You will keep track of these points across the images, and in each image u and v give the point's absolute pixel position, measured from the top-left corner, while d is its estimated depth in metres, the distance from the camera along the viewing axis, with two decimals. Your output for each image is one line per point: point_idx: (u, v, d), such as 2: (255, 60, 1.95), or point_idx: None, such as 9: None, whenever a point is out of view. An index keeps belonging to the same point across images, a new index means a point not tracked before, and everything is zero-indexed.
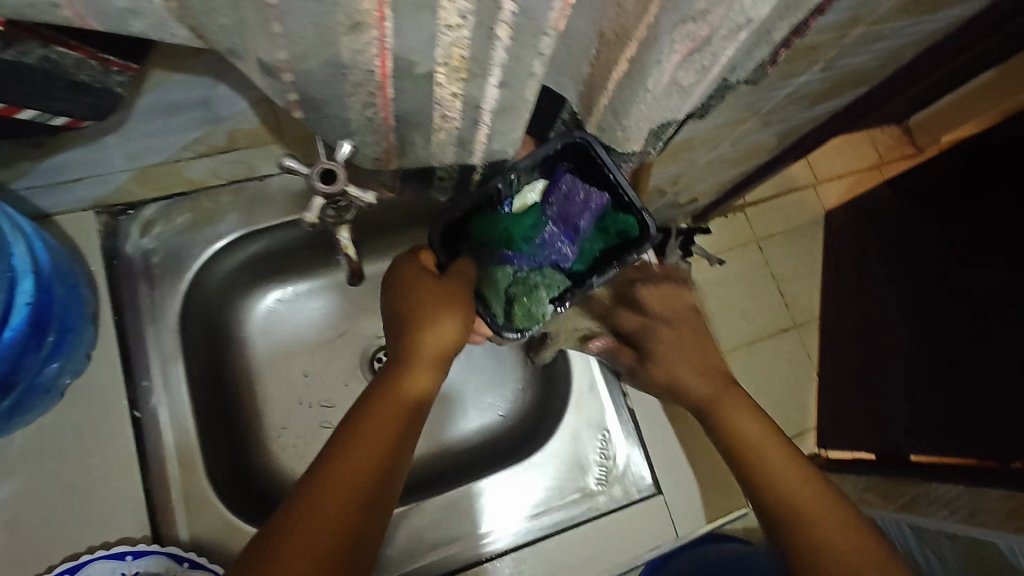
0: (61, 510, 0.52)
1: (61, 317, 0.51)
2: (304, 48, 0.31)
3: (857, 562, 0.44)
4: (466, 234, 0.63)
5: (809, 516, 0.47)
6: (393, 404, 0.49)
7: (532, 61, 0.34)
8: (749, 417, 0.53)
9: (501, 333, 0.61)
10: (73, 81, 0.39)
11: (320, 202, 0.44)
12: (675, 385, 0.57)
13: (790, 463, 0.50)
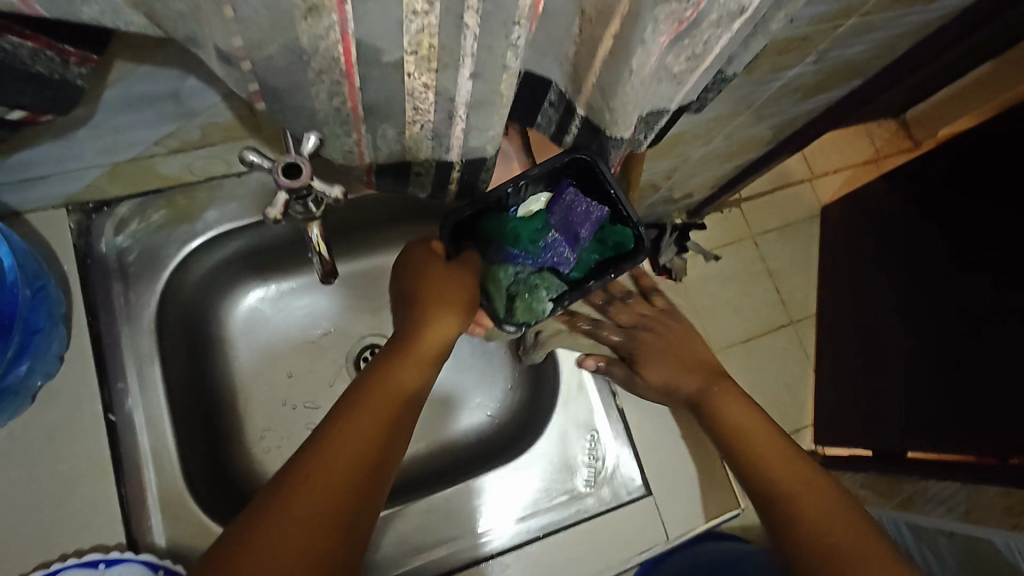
0: (29, 518, 0.50)
1: (27, 317, 0.49)
2: (261, 34, 0.29)
3: (839, 535, 0.47)
4: (474, 230, 0.65)
5: (795, 493, 0.52)
6: (385, 399, 0.49)
7: (505, 53, 0.33)
8: (738, 411, 0.60)
9: (501, 325, 0.66)
10: (29, 72, 0.37)
11: (281, 197, 0.42)
12: (669, 386, 0.66)
13: (774, 447, 0.56)
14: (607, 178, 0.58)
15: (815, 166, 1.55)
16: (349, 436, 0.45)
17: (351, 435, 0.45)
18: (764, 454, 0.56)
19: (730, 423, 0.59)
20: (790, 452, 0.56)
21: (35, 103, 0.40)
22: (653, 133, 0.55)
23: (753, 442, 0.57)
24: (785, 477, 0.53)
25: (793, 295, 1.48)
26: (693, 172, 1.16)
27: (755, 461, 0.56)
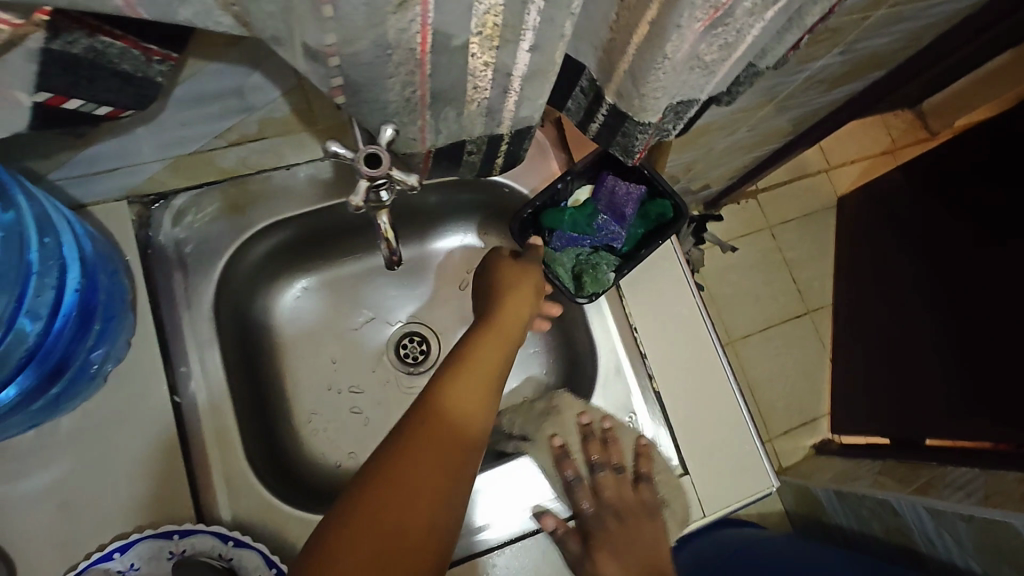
0: (105, 494, 0.53)
1: (105, 305, 0.54)
2: (353, 31, 0.31)
3: None
4: (537, 225, 0.68)
5: None
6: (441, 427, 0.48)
7: (564, 23, 0.35)
8: None
9: (574, 300, 0.65)
10: (117, 71, 0.40)
11: (364, 184, 0.46)
12: None
13: None
14: (627, 163, 0.62)
15: (833, 157, 1.56)
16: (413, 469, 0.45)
17: (416, 467, 0.45)
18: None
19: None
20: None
21: (121, 99, 0.42)
22: (680, 123, 0.58)
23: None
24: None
25: (810, 284, 1.49)
26: (713, 164, 1.18)
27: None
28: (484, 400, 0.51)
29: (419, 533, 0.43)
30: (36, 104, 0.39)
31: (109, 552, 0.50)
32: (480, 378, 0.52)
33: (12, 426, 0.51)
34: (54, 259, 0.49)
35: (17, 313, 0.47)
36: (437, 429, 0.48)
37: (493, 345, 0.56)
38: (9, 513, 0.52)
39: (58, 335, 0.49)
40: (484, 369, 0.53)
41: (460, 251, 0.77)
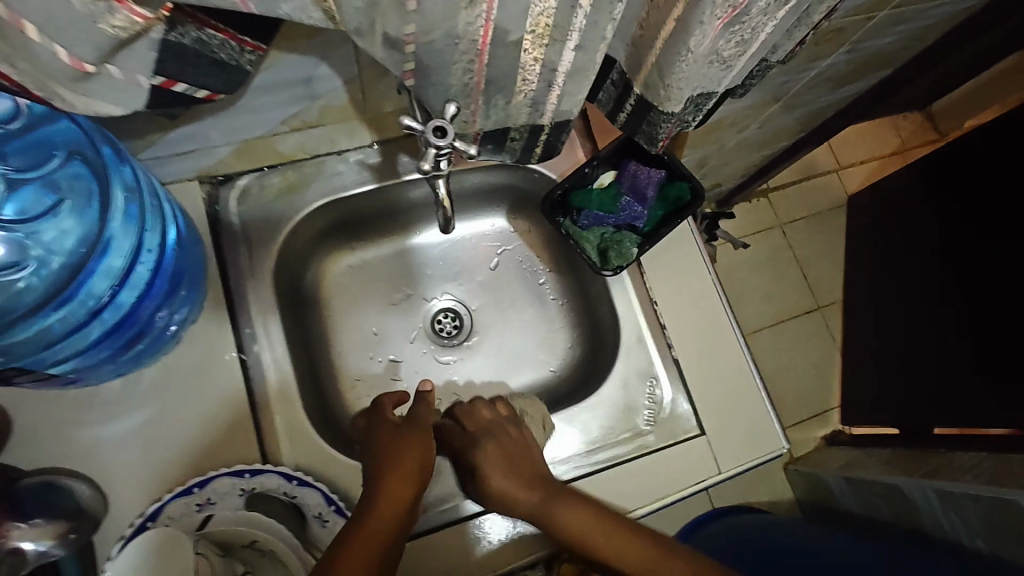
0: (183, 440, 0.60)
1: (191, 275, 0.61)
2: (430, 22, 0.38)
3: None
4: (566, 206, 0.74)
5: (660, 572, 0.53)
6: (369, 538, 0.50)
7: (606, 25, 0.41)
8: (588, 523, 0.56)
9: (599, 272, 0.72)
10: (215, 59, 0.47)
11: (432, 154, 0.52)
12: (507, 503, 0.59)
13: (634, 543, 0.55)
14: (651, 151, 0.68)
15: (841, 157, 1.61)
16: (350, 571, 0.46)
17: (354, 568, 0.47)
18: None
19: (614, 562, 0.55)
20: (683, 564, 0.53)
21: (217, 83, 0.49)
22: (699, 116, 0.64)
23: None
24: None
25: (820, 280, 1.54)
26: (725, 161, 1.23)
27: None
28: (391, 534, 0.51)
29: None
30: (152, 86, 0.45)
31: (189, 485, 0.56)
32: (409, 476, 0.56)
33: (101, 374, 0.58)
34: (160, 235, 0.57)
35: (122, 286, 0.56)
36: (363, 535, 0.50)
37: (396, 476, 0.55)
38: (98, 452, 0.58)
39: (153, 301, 0.57)
40: (414, 458, 0.57)
41: (490, 236, 0.83)
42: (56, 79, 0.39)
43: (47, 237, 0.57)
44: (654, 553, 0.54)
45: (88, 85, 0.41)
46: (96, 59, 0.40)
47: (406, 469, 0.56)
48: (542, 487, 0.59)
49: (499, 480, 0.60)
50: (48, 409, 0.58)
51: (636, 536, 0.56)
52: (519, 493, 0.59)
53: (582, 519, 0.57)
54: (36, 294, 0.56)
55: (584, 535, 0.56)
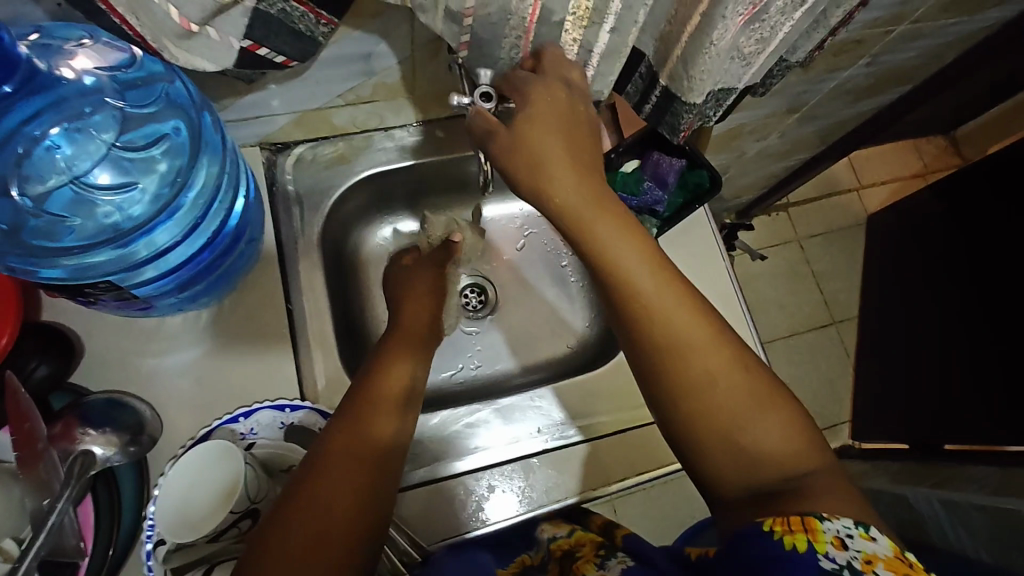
0: (234, 377, 0.66)
1: (250, 230, 0.67)
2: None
3: (735, 405, 0.48)
4: None
5: (685, 354, 0.50)
6: (364, 442, 0.53)
7: (639, 10, 0.49)
8: (629, 250, 0.52)
9: None
10: (293, 29, 0.52)
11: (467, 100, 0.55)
12: (540, 178, 0.52)
13: (679, 303, 0.51)
14: (673, 141, 0.74)
15: (862, 176, 1.64)
16: (335, 492, 0.49)
17: (338, 488, 0.49)
18: (685, 344, 0.50)
19: (655, 310, 0.50)
20: (721, 345, 0.50)
21: (293, 52, 0.54)
22: (720, 111, 0.70)
23: (679, 342, 0.50)
24: (700, 378, 0.49)
25: (836, 296, 1.56)
26: (747, 169, 1.27)
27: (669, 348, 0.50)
28: (388, 439, 0.55)
29: (345, 528, 0.48)
30: (240, 48, 0.51)
31: (235, 414, 0.60)
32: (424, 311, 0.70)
33: (165, 307, 0.64)
34: (231, 198, 0.62)
35: (164, 254, 0.58)
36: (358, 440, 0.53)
37: (394, 391, 0.58)
38: (158, 380, 0.64)
39: (216, 251, 0.62)
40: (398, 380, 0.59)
41: (519, 219, 0.89)
42: (167, 34, 0.46)
43: (106, 182, 0.57)
44: (697, 317, 0.51)
45: (190, 43, 0.48)
46: (201, 21, 0.47)
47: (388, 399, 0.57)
48: (611, 211, 0.53)
49: (563, 181, 0.52)
50: (118, 339, 0.65)
51: (688, 299, 0.52)
52: (575, 192, 0.52)
53: (646, 257, 0.52)
54: (95, 229, 0.56)
55: (644, 280, 0.51)
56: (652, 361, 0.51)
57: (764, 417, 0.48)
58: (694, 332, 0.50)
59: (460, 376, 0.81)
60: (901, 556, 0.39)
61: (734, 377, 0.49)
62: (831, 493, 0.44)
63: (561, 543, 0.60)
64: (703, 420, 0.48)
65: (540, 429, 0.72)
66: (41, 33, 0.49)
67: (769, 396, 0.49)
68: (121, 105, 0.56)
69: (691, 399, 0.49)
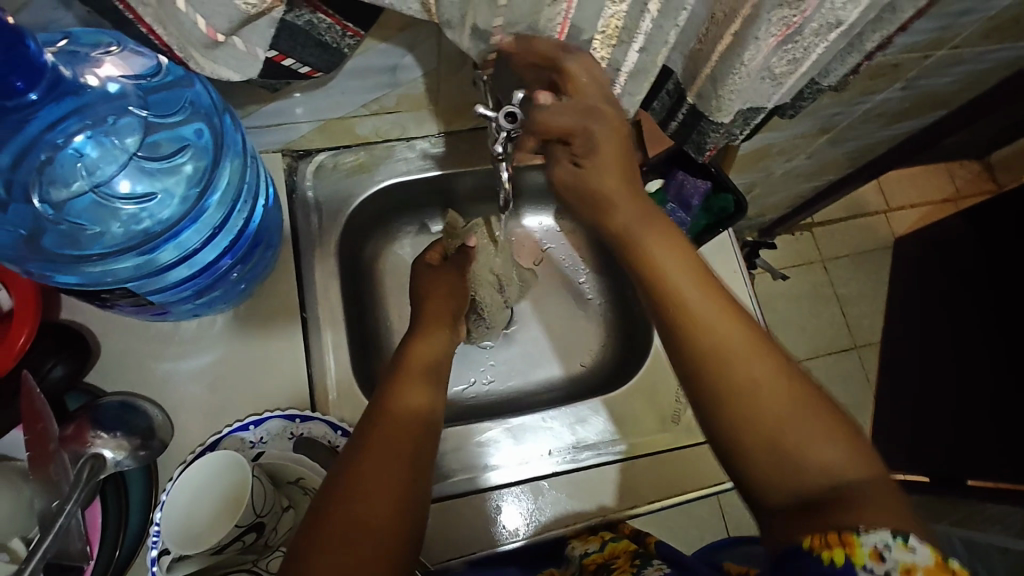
0: (246, 383, 0.66)
1: (267, 236, 0.67)
2: (518, 15, 0.45)
3: (778, 414, 0.46)
4: None
5: (730, 358, 0.48)
6: (401, 411, 0.56)
7: (670, 30, 0.48)
8: (680, 263, 0.54)
9: None
10: (319, 40, 0.52)
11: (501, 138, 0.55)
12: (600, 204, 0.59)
13: (725, 312, 0.50)
14: (698, 160, 0.72)
15: (891, 199, 1.60)
16: (377, 484, 0.50)
17: (379, 480, 0.50)
18: (724, 351, 0.48)
19: (693, 315, 0.50)
20: (764, 352, 0.49)
21: (318, 63, 0.54)
22: (748, 130, 0.67)
23: (720, 349, 0.49)
24: (741, 388, 0.47)
25: (859, 320, 1.52)
26: (773, 188, 1.25)
27: (706, 355, 0.49)
28: (421, 409, 0.57)
29: (394, 494, 0.50)
30: (266, 59, 0.50)
31: (246, 422, 0.61)
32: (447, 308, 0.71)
33: (182, 312, 0.64)
34: (251, 202, 0.62)
35: (185, 260, 0.58)
36: (396, 411, 0.56)
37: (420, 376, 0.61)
38: (171, 385, 0.64)
39: (235, 257, 0.62)
40: (422, 375, 0.61)
41: (538, 233, 0.88)
42: (192, 44, 0.45)
43: (127, 188, 0.57)
44: (738, 325, 0.50)
45: (216, 53, 0.47)
46: (227, 30, 0.45)
47: (419, 395, 0.58)
48: (663, 226, 0.57)
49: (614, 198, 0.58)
50: (134, 341, 0.65)
51: (731, 309, 0.51)
52: (621, 209, 0.58)
53: (693, 272, 0.53)
54: (121, 236, 0.56)
55: (689, 292, 0.52)
56: (694, 368, 0.50)
57: (807, 427, 0.45)
58: (733, 341, 0.49)
59: (471, 390, 0.80)
60: (945, 565, 0.37)
61: (775, 387, 0.47)
62: (880, 503, 0.41)
63: (595, 558, 0.59)
64: (741, 431, 0.47)
65: (551, 451, 0.70)
66: (70, 40, 0.49)
67: (816, 405, 0.46)
68: (144, 113, 0.56)
69: (736, 405, 0.47)
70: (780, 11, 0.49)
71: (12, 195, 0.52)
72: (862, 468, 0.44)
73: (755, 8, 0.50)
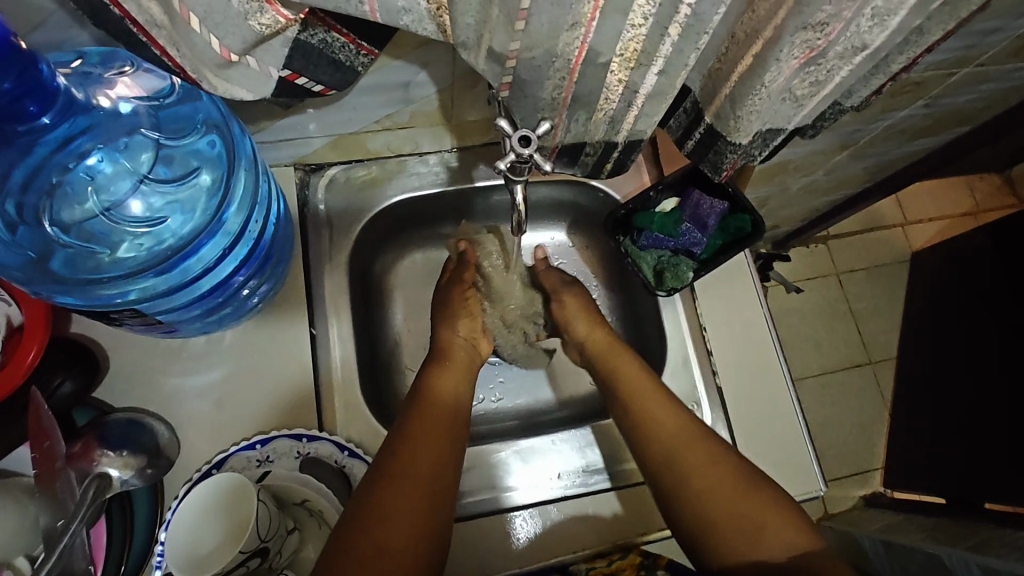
0: (254, 399, 0.65)
1: (278, 250, 0.67)
2: (535, 41, 0.44)
3: (730, 502, 0.57)
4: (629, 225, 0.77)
5: (683, 458, 0.61)
6: (433, 406, 0.62)
7: (690, 53, 0.47)
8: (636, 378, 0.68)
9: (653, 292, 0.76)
10: (333, 59, 0.51)
11: (512, 158, 0.55)
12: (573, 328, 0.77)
13: (675, 419, 0.64)
14: (715, 179, 0.71)
15: (909, 213, 1.56)
16: (397, 522, 0.52)
17: (400, 518, 0.52)
18: (682, 450, 0.61)
19: (654, 423, 0.64)
20: (713, 448, 0.61)
21: (331, 81, 0.53)
22: (766, 150, 0.65)
23: (677, 450, 0.61)
24: (697, 476, 0.59)
25: (874, 336, 1.50)
26: (788, 202, 1.23)
27: (667, 454, 0.62)
28: (444, 408, 0.63)
29: (429, 485, 0.55)
30: (280, 78, 0.50)
31: (253, 440, 0.61)
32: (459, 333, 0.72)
33: (191, 329, 0.64)
34: (264, 219, 0.62)
35: (198, 279, 0.58)
36: (426, 407, 0.62)
37: (449, 375, 0.68)
38: (179, 400, 0.64)
39: (247, 273, 0.62)
40: (443, 410, 0.63)
41: (551, 249, 0.87)
42: (206, 65, 0.45)
43: (135, 210, 0.56)
44: (690, 428, 0.63)
45: (230, 72, 0.46)
46: (241, 51, 0.45)
47: (438, 426, 0.60)
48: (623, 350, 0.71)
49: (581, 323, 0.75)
50: (142, 356, 0.64)
51: (683, 419, 0.64)
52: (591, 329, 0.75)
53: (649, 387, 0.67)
54: (132, 258, 0.55)
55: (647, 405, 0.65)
56: (660, 472, 0.62)
57: (753, 507, 0.56)
58: (686, 440, 0.62)
59: (480, 407, 0.80)
60: None
61: (722, 476, 0.59)
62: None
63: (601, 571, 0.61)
64: (702, 515, 0.57)
65: (560, 474, 0.70)
66: (84, 59, 0.50)
67: (762, 494, 0.58)
68: (156, 135, 0.56)
69: (696, 496, 0.58)
70: (804, 34, 0.47)
71: (24, 217, 0.53)
72: (803, 539, 0.54)
73: (777, 31, 0.48)
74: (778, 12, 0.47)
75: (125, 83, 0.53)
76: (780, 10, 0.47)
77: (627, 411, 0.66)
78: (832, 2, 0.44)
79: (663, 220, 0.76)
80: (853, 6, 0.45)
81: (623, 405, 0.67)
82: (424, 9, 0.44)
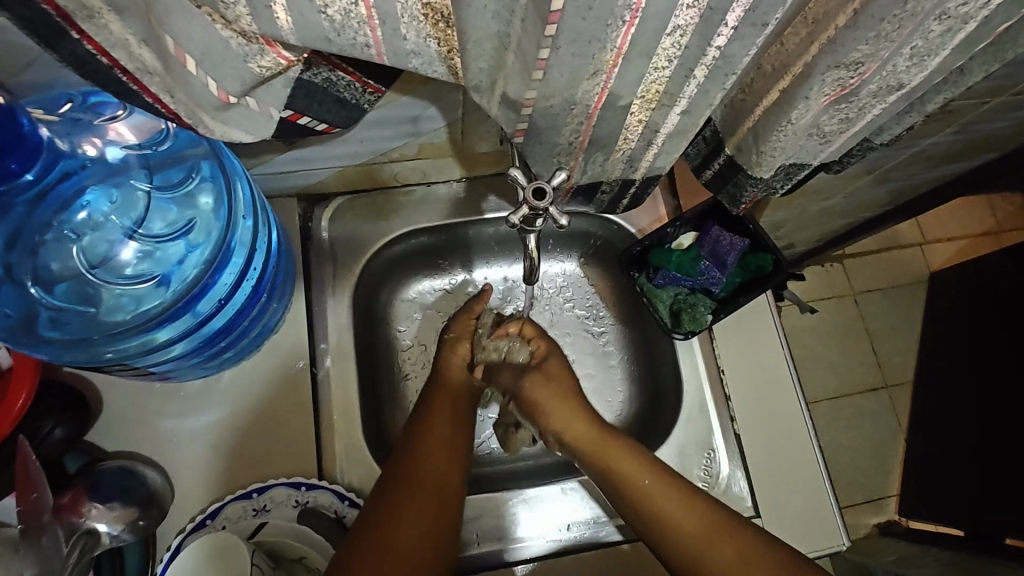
0: (252, 442, 0.62)
1: (278, 281, 0.63)
2: (553, 89, 0.41)
3: None
4: (645, 261, 0.75)
5: (705, 551, 0.54)
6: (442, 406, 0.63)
7: (716, 93, 0.44)
8: (613, 452, 0.61)
9: (670, 334, 0.72)
10: (339, 97, 0.48)
11: (524, 211, 0.53)
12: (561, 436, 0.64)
13: (679, 502, 0.57)
14: (732, 212, 0.68)
15: (929, 232, 1.51)
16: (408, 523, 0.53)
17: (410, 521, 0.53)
18: (717, 552, 0.54)
19: (677, 523, 0.56)
20: (745, 537, 0.54)
21: (335, 119, 0.51)
22: (789, 184, 0.62)
23: (712, 555, 0.54)
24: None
25: (892, 359, 1.45)
26: (803, 225, 1.19)
27: (698, 561, 0.54)
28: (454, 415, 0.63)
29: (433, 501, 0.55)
30: (281, 118, 0.47)
31: (250, 489, 0.59)
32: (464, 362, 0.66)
33: (186, 374, 0.62)
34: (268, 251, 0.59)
35: (199, 326, 0.56)
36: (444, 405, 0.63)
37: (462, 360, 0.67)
38: (174, 443, 0.62)
39: (250, 310, 0.59)
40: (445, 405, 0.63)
41: (560, 279, 0.83)
42: (203, 108, 0.40)
43: (126, 262, 0.56)
44: (721, 521, 0.55)
45: (227, 114, 0.42)
46: (240, 92, 0.41)
47: (437, 437, 0.60)
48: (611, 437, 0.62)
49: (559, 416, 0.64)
50: (136, 398, 0.62)
51: (697, 503, 0.57)
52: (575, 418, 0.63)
53: (641, 466, 0.59)
54: (127, 313, 0.55)
55: (647, 483, 0.58)
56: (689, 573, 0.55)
57: None
58: (716, 538, 0.54)
59: (486, 445, 0.76)
60: None
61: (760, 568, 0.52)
62: None
63: None
64: None
65: (570, 525, 0.67)
66: (74, 105, 0.51)
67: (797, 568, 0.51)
68: (148, 184, 0.56)
69: None
70: (836, 73, 0.44)
71: (11, 277, 0.53)
72: None
73: (808, 68, 0.45)
74: (810, 47, 0.44)
75: (114, 129, 0.54)
76: (811, 44, 0.44)
77: (635, 503, 0.59)
78: (869, 42, 0.41)
79: (681, 257, 0.74)
80: (892, 46, 0.42)
81: (620, 489, 0.59)
82: (434, 53, 0.41)
